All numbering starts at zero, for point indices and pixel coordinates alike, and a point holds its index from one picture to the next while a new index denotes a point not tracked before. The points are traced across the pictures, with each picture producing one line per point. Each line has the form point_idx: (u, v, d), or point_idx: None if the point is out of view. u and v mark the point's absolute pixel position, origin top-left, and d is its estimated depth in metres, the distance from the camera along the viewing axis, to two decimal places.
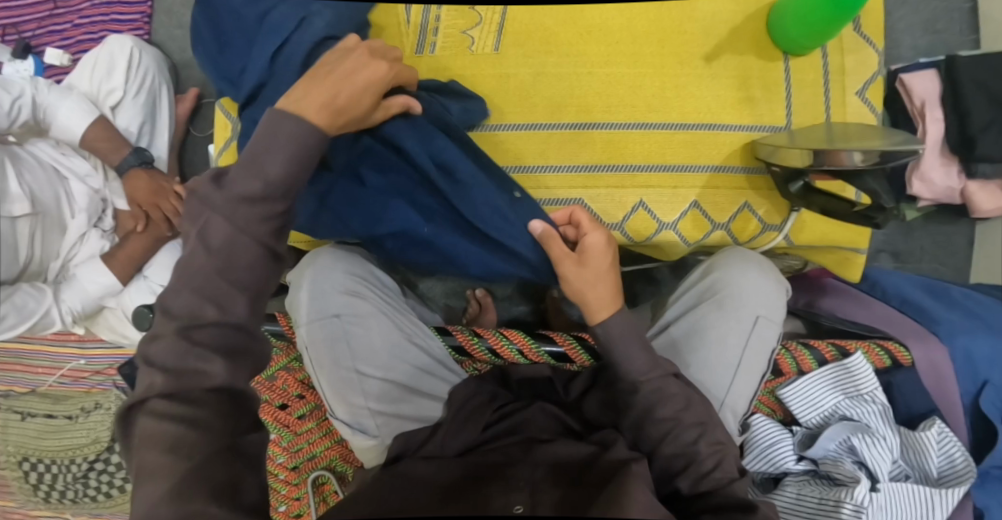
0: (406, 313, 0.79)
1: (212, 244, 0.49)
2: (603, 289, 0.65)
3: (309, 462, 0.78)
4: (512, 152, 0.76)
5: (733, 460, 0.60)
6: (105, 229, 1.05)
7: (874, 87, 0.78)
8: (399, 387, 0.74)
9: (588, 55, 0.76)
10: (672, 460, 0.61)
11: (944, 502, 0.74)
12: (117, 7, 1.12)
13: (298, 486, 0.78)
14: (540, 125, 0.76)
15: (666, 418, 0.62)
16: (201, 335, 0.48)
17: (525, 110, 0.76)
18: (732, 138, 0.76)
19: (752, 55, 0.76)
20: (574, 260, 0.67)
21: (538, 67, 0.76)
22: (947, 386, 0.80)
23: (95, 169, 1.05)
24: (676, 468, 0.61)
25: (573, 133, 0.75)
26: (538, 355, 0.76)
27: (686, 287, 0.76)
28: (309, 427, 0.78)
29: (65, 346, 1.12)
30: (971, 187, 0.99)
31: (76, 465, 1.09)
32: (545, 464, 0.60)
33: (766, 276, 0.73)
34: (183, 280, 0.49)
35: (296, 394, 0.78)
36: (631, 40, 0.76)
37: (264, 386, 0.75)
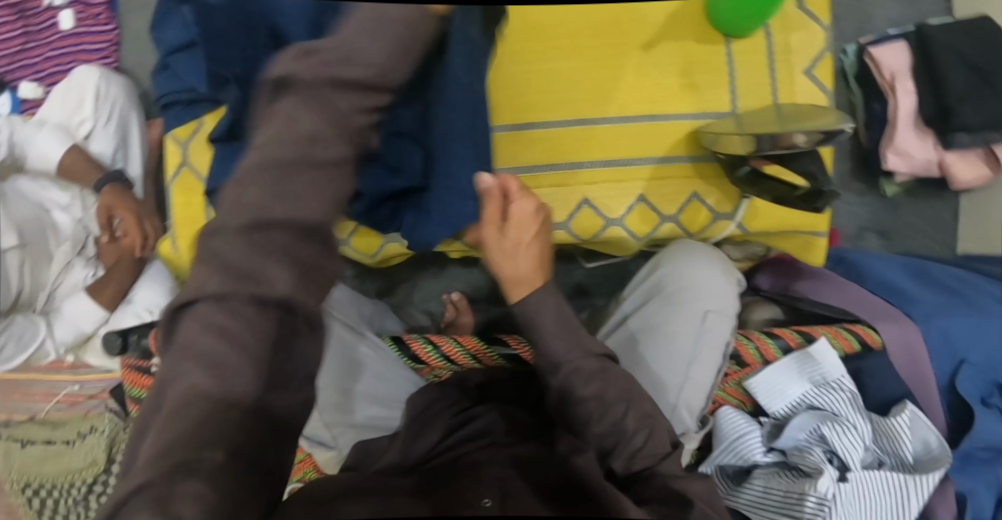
0: (347, 316, 0.75)
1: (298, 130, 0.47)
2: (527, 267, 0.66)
3: None
4: (546, 153, 0.75)
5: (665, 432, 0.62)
6: (90, 257, 0.94)
7: (822, 65, 0.77)
8: (346, 394, 0.71)
9: (584, 53, 0.72)
10: (603, 439, 0.59)
11: (918, 490, 0.71)
12: (87, 38, 1.15)
13: None
14: (536, 125, 0.74)
15: (589, 398, 0.60)
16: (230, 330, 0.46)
17: (547, 108, 0.74)
18: (676, 128, 0.75)
19: (693, 40, 0.73)
20: (498, 228, 0.67)
21: (547, 69, 0.73)
22: (923, 368, 0.77)
23: (75, 197, 0.93)
24: (608, 447, 0.60)
25: (513, 134, 0.74)
26: (493, 359, 0.80)
27: (632, 284, 0.75)
28: None
29: (57, 375, 0.92)
30: (948, 159, 0.96)
31: (74, 490, 0.92)
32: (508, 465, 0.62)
33: (712, 270, 0.74)
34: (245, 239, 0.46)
35: None
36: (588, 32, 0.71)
37: None
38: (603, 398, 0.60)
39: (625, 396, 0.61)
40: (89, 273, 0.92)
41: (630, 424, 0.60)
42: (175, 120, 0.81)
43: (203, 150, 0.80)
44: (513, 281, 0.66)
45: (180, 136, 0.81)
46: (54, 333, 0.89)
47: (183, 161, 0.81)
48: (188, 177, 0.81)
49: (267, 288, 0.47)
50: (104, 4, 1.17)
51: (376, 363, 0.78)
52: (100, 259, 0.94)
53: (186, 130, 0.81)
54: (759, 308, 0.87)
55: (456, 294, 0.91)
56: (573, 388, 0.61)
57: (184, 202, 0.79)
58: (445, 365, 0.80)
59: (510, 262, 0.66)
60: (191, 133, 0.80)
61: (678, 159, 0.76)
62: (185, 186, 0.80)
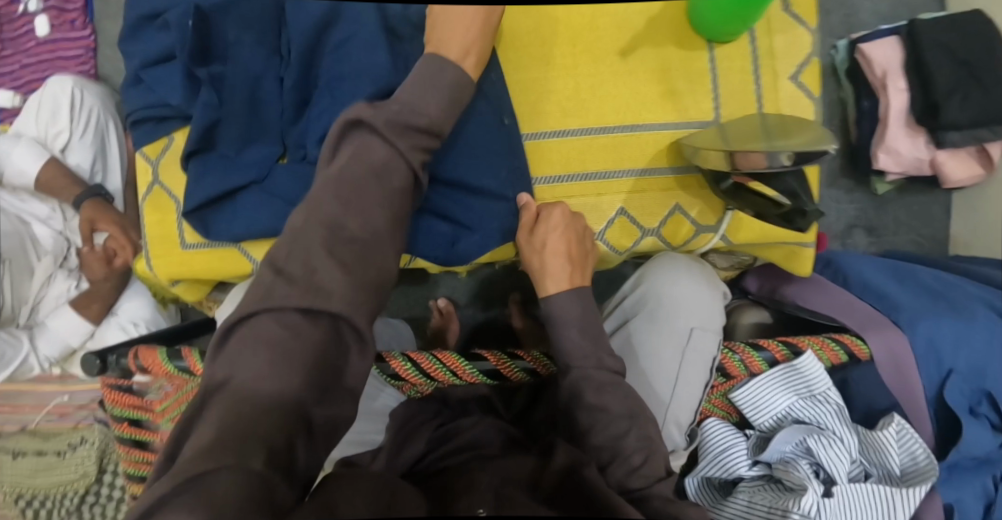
0: None
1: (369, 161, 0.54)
2: (560, 262, 0.66)
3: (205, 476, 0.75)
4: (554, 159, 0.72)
5: (662, 457, 0.58)
6: (71, 269, 1.12)
7: (809, 70, 0.74)
8: None
9: (575, 64, 0.72)
10: (600, 451, 0.58)
11: (905, 502, 0.70)
12: (62, 43, 1.15)
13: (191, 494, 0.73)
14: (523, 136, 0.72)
15: (595, 406, 0.60)
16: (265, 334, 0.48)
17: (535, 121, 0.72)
18: (657, 138, 0.72)
19: (671, 46, 0.72)
20: (530, 229, 0.69)
21: (539, 81, 0.72)
22: (910, 379, 0.76)
23: (54, 210, 1.09)
24: (605, 459, 0.58)
25: None
26: (473, 375, 0.76)
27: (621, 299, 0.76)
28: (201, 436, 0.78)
29: (49, 384, 1.11)
30: (940, 156, 0.94)
31: (67, 499, 1.01)
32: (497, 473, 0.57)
33: (698, 284, 0.72)
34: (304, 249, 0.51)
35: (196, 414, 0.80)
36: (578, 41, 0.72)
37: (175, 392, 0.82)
38: (607, 411, 0.59)
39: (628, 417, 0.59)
40: (71, 285, 1.11)
41: (630, 444, 0.58)
42: (146, 136, 0.78)
43: (177, 168, 0.78)
44: (546, 277, 0.66)
45: (151, 154, 0.78)
46: (37, 349, 1.06)
47: (154, 179, 0.78)
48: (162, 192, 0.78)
49: (325, 299, 0.49)
50: (78, 7, 1.15)
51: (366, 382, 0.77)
52: (82, 272, 1.12)
53: (156, 148, 0.78)
54: (748, 312, 0.89)
55: (443, 299, 1.07)
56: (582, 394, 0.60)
57: (159, 220, 0.78)
58: (425, 382, 0.76)
59: (542, 260, 0.67)
60: (161, 152, 0.78)
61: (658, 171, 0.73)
62: (157, 204, 0.78)
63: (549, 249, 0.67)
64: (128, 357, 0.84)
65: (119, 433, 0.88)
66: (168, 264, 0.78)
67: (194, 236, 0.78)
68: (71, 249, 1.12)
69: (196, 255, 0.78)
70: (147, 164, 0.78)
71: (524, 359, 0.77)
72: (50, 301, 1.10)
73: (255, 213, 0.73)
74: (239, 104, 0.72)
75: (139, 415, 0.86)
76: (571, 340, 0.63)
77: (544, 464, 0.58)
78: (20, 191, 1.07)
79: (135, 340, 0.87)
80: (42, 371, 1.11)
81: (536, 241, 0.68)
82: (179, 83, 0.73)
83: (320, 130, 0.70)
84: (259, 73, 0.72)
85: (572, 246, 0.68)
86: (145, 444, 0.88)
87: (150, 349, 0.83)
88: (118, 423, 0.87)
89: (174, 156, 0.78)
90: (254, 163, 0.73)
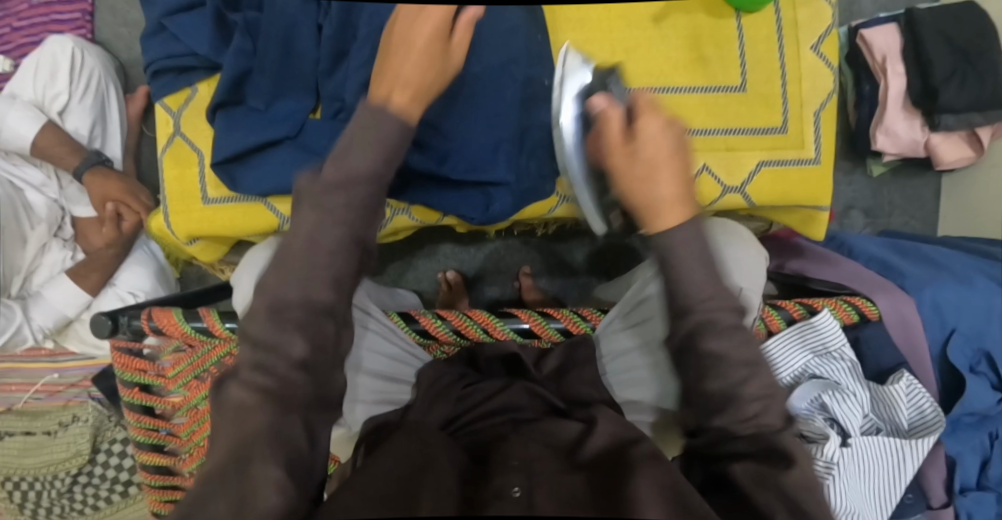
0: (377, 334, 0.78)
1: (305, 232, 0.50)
2: (674, 189, 0.50)
3: (196, 411, 0.84)
4: None
5: None
6: (66, 239, 1.09)
7: (828, 41, 0.82)
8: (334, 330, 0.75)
9: (615, 31, 0.81)
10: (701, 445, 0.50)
11: (913, 454, 0.75)
12: (57, 7, 1.11)
13: (199, 418, 0.85)
14: None
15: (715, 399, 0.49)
16: (289, 314, 0.48)
17: None
18: (686, 100, 0.81)
19: (702, 13, 0.81)
20: (624, 148, 0.54)
21: (586, 43, 0.80)
22: (916, 338, 0.80)
23: (49, 177, 1.06)
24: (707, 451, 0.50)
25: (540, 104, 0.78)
26: (504, 333, 0.78)
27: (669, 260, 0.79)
28: (193, 380, 0.83)
29: (37, 362, 1.12)
30: (934, 139, 1.01)
31: (59, 480, 1.08)
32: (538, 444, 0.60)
33: (748, 249, 0.76)
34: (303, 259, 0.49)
35: (196, 375, 0.83)
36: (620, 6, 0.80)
37: (176, 356, 0.82)
38: (727, 360, 0.49)
39: (750, 364, 0.49)
40: (67, 255, 1.07)
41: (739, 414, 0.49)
42: (168, 87, 0.79)
43: (201, 119, 0.79)
44: (658, 205, 0.50)
45: (172, 105, 0.80)
46: (30, 318, 1.02)
47: (174, 131, 0.80)
48: (192, 152, 0.79)
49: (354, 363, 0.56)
50: None
51: (379, 338, 0.78)
52: (77, 242, 1.09)
53: (177, 99, 0.80)
54: None
55: (451, 272, 1.11)
56: (699, 342, 0.49)
57: (178, 174, 0.79)
58: (454, 338, 0.78)
59: (648, 187, 0.51)
60: (185, 102, 0.79)
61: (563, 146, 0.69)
62: (176, 156, 0.79)
63: (654, 165, 0.52)
64: (139, 318, 0.80)
65: (127, 399, 0.84)
66: (190, 220, 0.80)
67: (217, 191, 0.79)
68: (66, 218, 1.09)
69: (217, 210, 0.79)
70: (169, 115, 0.80)
71: (556, 318, 0.78)
72: (45, 269, 1.07)
73: (283, 166, 0.75)
74: (272, 50, 0.72)
75: (149, 380, 0.83)
76: (694, 280, 0.50)
77: (586, 435, 0.61)
78: (12, 155, 1.05)
79: (146, 302, 0.84)
80: (33, 343, 1.04)
81: (630, 162, 0.53)
82: (208, 30, 0.75)
83: (362, 76, 0.69)
84: (294, 19, 0.71)
85: (682, 163, 0.52)
86: (155, 411, 0.85)
87: (165, 310, 0.79)
88: (128, 389, 0.83)
89: (198, 107, 0.79)
90: (289, 113, 0.74)
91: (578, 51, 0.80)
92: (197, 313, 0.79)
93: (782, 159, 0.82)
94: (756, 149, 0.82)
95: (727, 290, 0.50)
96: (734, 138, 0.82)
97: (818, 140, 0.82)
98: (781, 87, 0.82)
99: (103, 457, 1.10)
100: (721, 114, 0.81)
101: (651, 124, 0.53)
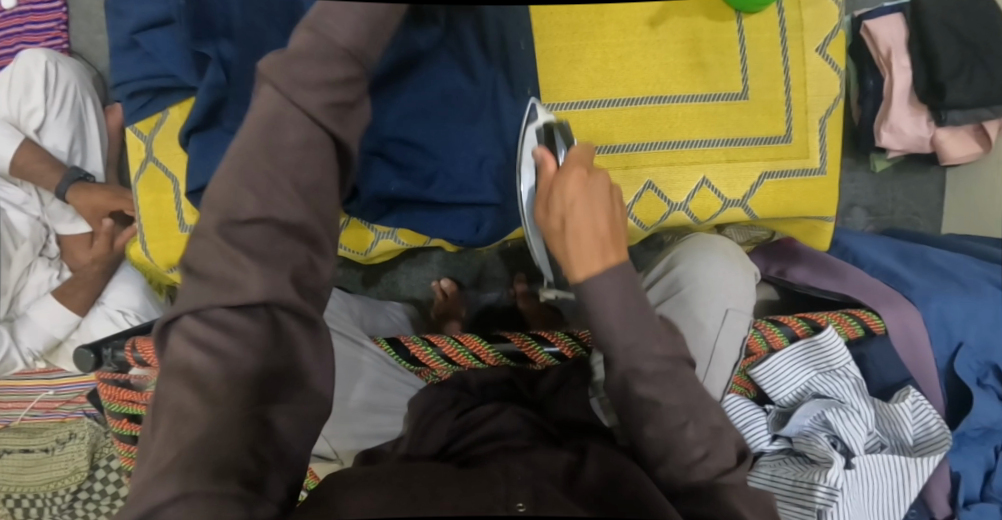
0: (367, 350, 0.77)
1: (277, 175, 0.50)
2: (589, 241, 0.56)
3: None
4: (588, 132, 0.78)
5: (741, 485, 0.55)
6: (51, 257, 1.06)
7: (835, 42, 0.79)
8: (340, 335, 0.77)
9: (607, 37, 0.77)
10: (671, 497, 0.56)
11: (918, 472, 0.73)
12: (30, 16, 1.06)
13: None
14: (560, 106, 0.77)
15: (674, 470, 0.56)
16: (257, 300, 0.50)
17: (578, 91, 0.77)
18: (686, 109, 0.78)
19: (701, 16, 0.77)
20: (550, 204, 0.61)
21: (577, 52, 0.77)
22: (923, 354, 0.78)
23: (30, 195, 1.03)
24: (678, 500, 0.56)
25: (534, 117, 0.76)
26: (495, 357, 0.75)
27: (652, 282, 0.76)
28: None
29: (30, 381, 1.06)
30: (940, 135, 0.98)
31: (59, 497, 1.08)
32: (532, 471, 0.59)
33: (732, 266, 0.74)
34: (260, 168, 0.50)
35: None
36: (614, 11, 0.77)
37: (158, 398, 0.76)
38: (660, 405, 0.54)
39: (701, 428, 0.55)
40: (54, 274, 1.06)
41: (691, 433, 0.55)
42: (138, 111, 0.79)
43: (170, 144, 0.80)
44: (574, 258, 0.56)
45: (143, 129, 0.80)
46: (18, 341, 1.02)
47: (147, 156, 0.80)
48: (157, 177, 0.80)
49: None
50: None
51: (375, 371, 0.76)
52: (64, 260, 1.07)
53: (149, 123, 0.80)
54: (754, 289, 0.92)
55: (445, 280, 1.09)
56: (630, 385, 0.55)
57: (154, 200, 0.80)
58: (444, 365, 0.74)
59: (567, 243, 0.56)
60: (155, 126, 0.80)
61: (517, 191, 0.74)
62: (150, 183, 0.80)
63: (574, 226, 0.57)
64: (124, 349, 0.78)
65: (117, 430, 0.83)
66: (168, 248, 0.81)
67: (193, 217, 0.80)
68: (50, 236, 1.06)
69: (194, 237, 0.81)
70: (140, 140, 0.80)
71: (548, 340, 0.75)
72: (32, 290, 1.05)
73: None
74: None
75: (138, 411, 0.80)
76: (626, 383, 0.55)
77: (579, 466, 0.61)
78: None
79: (130, 332, 0.83)
80: (24, 367, 1.05)
81: (554, 216, 0.59)
82: (184, 56, 0.74)
83: None
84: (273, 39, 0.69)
85: (603, 213, 0.57)
86: None
87: (149, 341, 0.78)
88: (117, 421, 0.82)
89: (169, 131, 0.80)
90: None
91: (566, 61, 0.77)
92: None
93: (785, 170, 0.80)
94: (757, 160, 0.80)
95: (652, 339, 0.55)
96: (734, 148, 0.79)
97: (822, 149, 0.80)
98: (784, 94, 0.79)
99: (101, 473, 1.09)
100: (721, 125, 0.79)
101: (573, 179, 0.59)
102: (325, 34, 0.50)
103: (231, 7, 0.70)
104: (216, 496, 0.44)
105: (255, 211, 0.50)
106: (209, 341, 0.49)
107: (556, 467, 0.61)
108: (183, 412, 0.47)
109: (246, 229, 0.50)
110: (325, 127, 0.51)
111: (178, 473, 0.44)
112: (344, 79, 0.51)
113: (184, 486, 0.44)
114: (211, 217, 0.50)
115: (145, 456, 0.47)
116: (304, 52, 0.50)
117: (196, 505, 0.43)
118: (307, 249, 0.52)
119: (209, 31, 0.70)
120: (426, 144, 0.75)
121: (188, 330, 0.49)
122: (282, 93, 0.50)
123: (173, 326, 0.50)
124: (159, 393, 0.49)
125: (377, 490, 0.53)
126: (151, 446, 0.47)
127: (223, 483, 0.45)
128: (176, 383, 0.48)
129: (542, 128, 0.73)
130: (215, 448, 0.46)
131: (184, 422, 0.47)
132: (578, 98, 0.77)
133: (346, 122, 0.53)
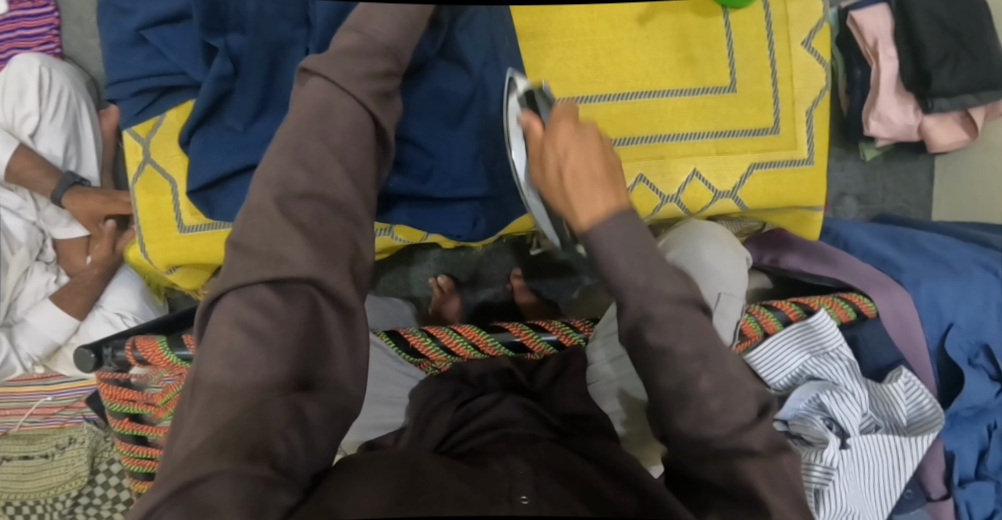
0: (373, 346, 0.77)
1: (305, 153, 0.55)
2: (589, 185, 0.55)
3: None
4: None
5: None
6: (48, 262, 1.07)
7: (819, 35, 0.81)
8: None
9: (596, 33, 0.78)
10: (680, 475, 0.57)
11: (912, 452, 0.75)
12: (22, 22, 1.06)
13: None
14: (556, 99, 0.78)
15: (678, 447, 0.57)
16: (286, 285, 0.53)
17: (572, 87, 0.79)
18: (675, 103, 0.80)
19: (688, 12, 0.78)
20: (548, 165, 0.60)
21: (567, 47, 0.78)
22: (913, 335, 0.80)
23: (26, 200, 1.02)
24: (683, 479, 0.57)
25: None
26: (494, 348, 0.77)
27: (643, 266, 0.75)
28: None
29: (29, 386, 1.07)
30: (927, 123, 1.00)
31: (60, 502, 1.07)
32: (533, 462, 0.60)
33: (722, 248, 0.75)
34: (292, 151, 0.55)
35: None
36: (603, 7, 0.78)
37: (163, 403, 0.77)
38: (672, 352, 0.50)
39: None
40: (51, 278, 1.07)
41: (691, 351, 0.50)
42: (137, 114, 0.80)
43: (168, 146, 0.81)
44: (577, 202, 0.54)
45: (140, 132, 0.81)
46: (17, 347, 1.03)
47: (144, 158, 0.81)
48: (153, 180, 0.81)
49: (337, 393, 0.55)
50: None
51: (375, 364, 0.76)
52: (60, 265, 1.08)
53: (146, 126, 0.81)
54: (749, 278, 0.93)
55: (442, 277, 1.11)
56: (639, 324, 0.51)
57: (152, 202, 0.81)
58: (443, 356, 0.77)
59: (574, 194, 0.55)
60: (153, 130, 0.80)
61: (511, 164, 0.72)
62: (148, 185, 0.81)
63: (577, 179, 0.56)
64: (124, 349, 0.78)
65: (118, 430, 0.83)
66: (167, 249, 0.82)
67: (193, 218, 0.81)
68: (47, 240, 1.06)
69: (193, 238, 0.81)
70: (137, 142, 0.81)
71: (545, 330, 0.78)
72: (28, 297, 1.06)
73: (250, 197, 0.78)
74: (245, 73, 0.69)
75: (139, 409, 0.82)
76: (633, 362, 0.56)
77: (585, 460, 0.62)
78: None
79: (129, 332, 0.84)
80: (21, 372, 1.05)
81: (553, 173, 0.59)
82: (194, 51, 0.75)
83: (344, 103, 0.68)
84: (286, 37, 0.73)
85: (599, 161, 0.57)
86: (146, 439, 0.83)
87: (149, 340, 0.78)
88: (118, 420, 0.82)
89: (167, 134, 0.80)
90: (256, 141, 0.76)
91: (556, 57, 0.78)
92: (181, 340, 0.76)
93: (774, 161, 0.81)
94: (747, 152, 0.81)
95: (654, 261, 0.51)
96: (724, 141, 0.81)
97: (810, 140, 0.82)
98: (771, 87, 0.81)
99: (102, 478, 1.09)
100: (711, 117, 0.80)
101: (563, 131, 0.59)
102: (368, 33, 0.59)
103: (244, 4, 0.72)
104: (249, 479, 0.44)
105: (307, 187, 0.54)
106: (250, 328, 0.52)
107: (567, 461, 0.61)
108: (218, 392, 0.50)
109: (302, 203, 0.54)
110: (369, 109, 0.58)
111: (209, 457, 0.44)
112: (384, 72, 0.59)
113: (217, 465, 0.44)
114: (268, 191, 0.54)
115: (173, 453, 0.47)
116: (354, 50, 0.58)
117: (227, 487, 0.43)
118: (326, 239, 0.54)
119: (221, 24, 0.73)
120: (419, 138, 0.76)
121: (235, 313, 0.52)
122: (335, 84, 0.57)
123: (215, 307, 0.53)
124: (196, 371, 0.52)
125: (382, 476, 0.52)
126: (185, 428, 0.49)
127: (255, 465, 0.45)
128: (218, 363, 0.51)
129: (522, 97, 0.72)
130: (249, 432, 0.47)
131: (218, 405, 0.49)
132: (568, 93, 0.79)
133: (386, 109, 0.60)
